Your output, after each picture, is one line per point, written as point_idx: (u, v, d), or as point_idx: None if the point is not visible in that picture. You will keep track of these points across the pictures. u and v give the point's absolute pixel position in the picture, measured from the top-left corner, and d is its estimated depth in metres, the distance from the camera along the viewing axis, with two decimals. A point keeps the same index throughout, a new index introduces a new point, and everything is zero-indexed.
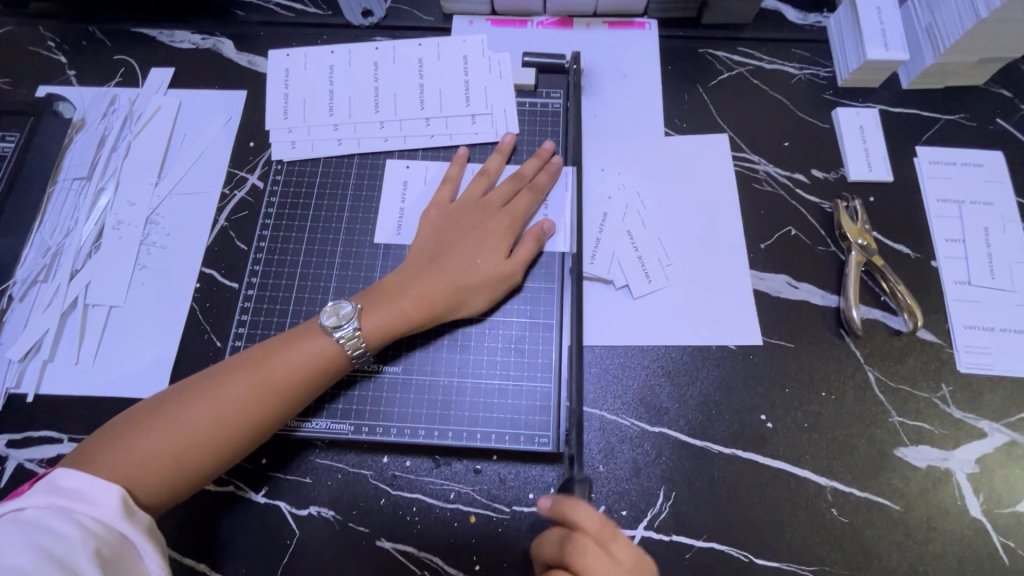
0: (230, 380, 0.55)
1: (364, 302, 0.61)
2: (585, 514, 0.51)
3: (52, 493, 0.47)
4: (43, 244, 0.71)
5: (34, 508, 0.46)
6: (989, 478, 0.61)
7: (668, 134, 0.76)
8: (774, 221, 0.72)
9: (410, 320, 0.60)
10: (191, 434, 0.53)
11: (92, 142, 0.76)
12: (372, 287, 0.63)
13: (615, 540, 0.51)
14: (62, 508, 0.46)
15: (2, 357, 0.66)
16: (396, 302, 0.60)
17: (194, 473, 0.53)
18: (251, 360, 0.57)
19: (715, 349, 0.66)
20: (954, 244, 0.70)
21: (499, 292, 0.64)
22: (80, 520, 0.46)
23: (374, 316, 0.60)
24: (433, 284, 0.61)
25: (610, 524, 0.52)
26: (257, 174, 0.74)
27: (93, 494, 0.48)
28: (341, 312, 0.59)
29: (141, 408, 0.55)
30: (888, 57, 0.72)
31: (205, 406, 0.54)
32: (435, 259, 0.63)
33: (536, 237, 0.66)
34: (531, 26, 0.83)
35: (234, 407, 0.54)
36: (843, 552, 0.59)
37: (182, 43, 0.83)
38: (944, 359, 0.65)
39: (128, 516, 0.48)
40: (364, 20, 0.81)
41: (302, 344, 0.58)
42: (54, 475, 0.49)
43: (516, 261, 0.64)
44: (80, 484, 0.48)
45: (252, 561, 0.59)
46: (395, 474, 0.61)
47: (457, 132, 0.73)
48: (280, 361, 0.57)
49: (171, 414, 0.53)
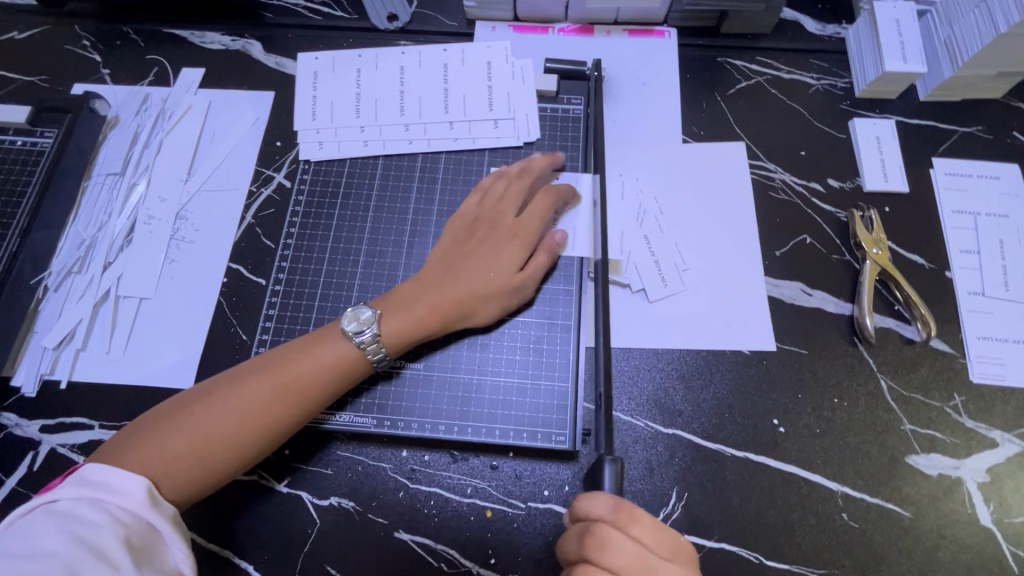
0: (252, 382, 0.57)
1: (383, 309, 0.62)
2: (597, 504, 0.50)
3: (82, 484, 0.50)
4: (78, 237, 0.74)
5: (66, 499, 0.48)
6: (999, 487, 0.61)
7: (686, 142, 0.77)
8: (790, 229, 0.73)
9: (425, 327, 0.62)
10: (215, 435, 0.55)
11: (125, 139, 0.78)
12: (391, 293, 0.64)
13: (635, 517, 0.50)
14: (92, 498, 0.49)
15: (37, 345, 0.69)
16: (412, 309, 0.62)
17: (217, 471, 0.55)
18: (273, 363, 0.58)
19: (729, 354, 0.67)
20: (968, 256, 0.70)
21: (510, 304, 0.65)
22: (110, 510, 0.48)
23: (391, 323, 0.61)
24: (447, 294, 0.63)
25: (625, 506, 0.50)
26: (284, 173, 0.76)
27: (121, 485, 0.50)
28: (362, 317, 0.61)
29: (167, 406, 0.56)
30: (907, 70, 0.73)
31: (227, 407, 0.55)
32: (453, 266, 0.65)
33: (549, 249, 0.67)
34: (552, 33, 0.84)
35: (254, 410, 0.56)
36: (852, 556, 0.60)
37: (213, 44, 0.85)
38: (957, 369, 0.66)
39: (154, 505, 0.50)
40: (390, 25, 0.84)
41: (322, 348, 0.59)
42: (85, 468, 0.51)
43: (528, 273, 0.65)
44: (109, 477, 0.51)
45: (273, 548, 0.61)
46: (414, 468, 0.63)
47: (479, 135, 0.75)
48: (300, 365, 0.58)
49: (197, 414, 0.55)
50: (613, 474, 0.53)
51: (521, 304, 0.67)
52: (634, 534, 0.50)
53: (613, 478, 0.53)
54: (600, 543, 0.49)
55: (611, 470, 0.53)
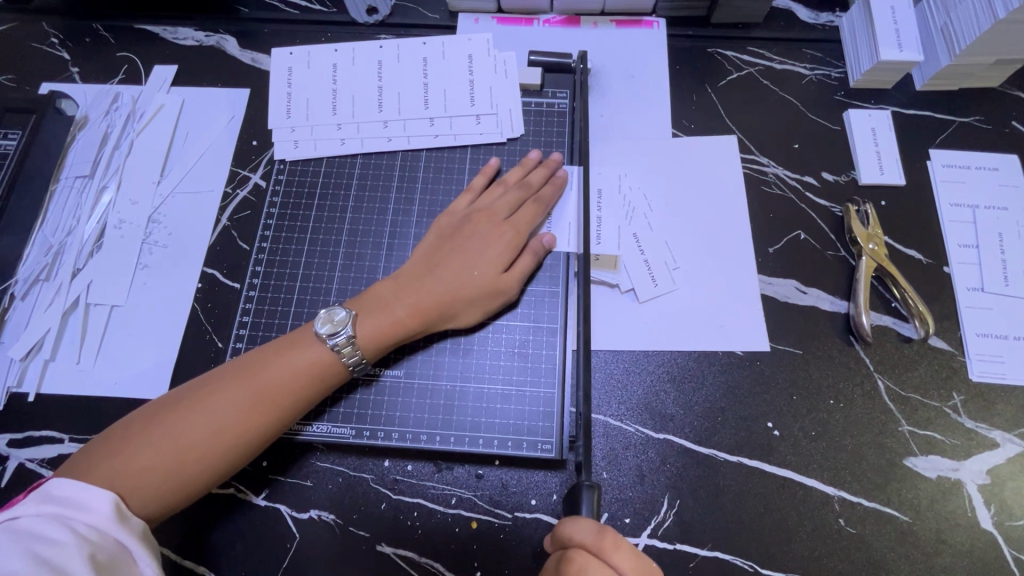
0: (224, 388, 0.54)
1: (358, 309, 0.60)
2: (579, 528, 0.48)
3: (45, 500, 0.47)
4: (46, 243, 0.71)
5: (28, 516, 0.46)
6: (1000, 489, 0.60)
7: (676, 136, 0.75)
8: (783, 224, 0.70)
9: (404, 328, 0.60)
10: (189, 444, 0.52)
11: (95, 140, 0.76)
12: (367, 292, 0.62)
13: (619, 543, 0.47)
14: (56, 515, 0.46)
15: (4, 356, 0.66)
16: (390, 310, 0.60)
17: (190, 484, 0.53)
18: (246, 368, 0.56)
19: (722, 356, 0.65)
20: (967, 250, 0.68)
21: (494, 306, 0.63)
22: (75, 526, 0.46)
23: (367, 324, 0.59)
24: (427, 293, 0.61)
25: (609, 531, 0.48)
26: (260, 174, 0.74)
27: (87, 501, 0.48)
28: (336, 319, 0.58)
29: (137, 416, 0.54)
30: (903, 58, 0.71)
31: (200, 416, 0.53)
32: (434, 265, 0.63)
33: (534, 252, 0.65)
34: (537, 25, 0.81)
35: (227, 417, 0.53)
36: (849, 563, 0.58)
37: (186, 40, 0.82)
38: (956, 368, 0.64)
39: (122, 521, 0.48)
40: (369, 18, 0.81)
41: (298, 352, 0.57)
42: (49, 484, 0.49)
43: (513, 276, 0.63)
44: (74, 492, 0.48)
45: (251, 564, 0.59)
46: (396, 478, 0.61)
47: (461, 132, 0.72)
48: (274, 370, 0.56)
49: (167, 423, 0.53)
50: (592, 501, 0.51)
51: (506, 305, 0.65)
52: (615, 561, 0.46)
53: (592, 505, 0.51)
54: (576, 569, 0.46)
55: (589, 498, 0.51)
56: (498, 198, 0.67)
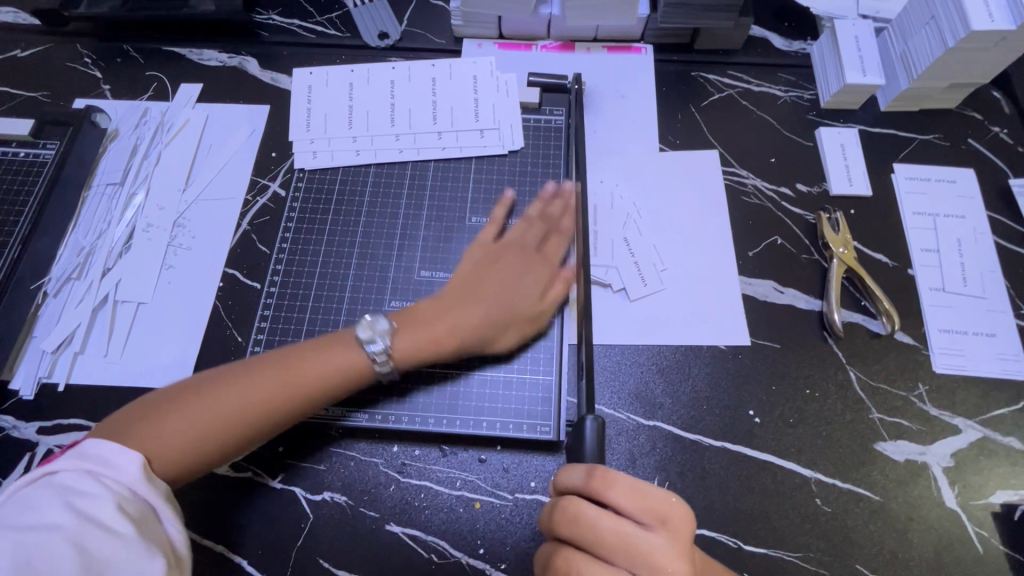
0: (261, 374, 0.59)
1: (398, 323, 0.65)
2: (569, 474, 0.53)
3: (80, 458, 0.51)
4: (78, 245, 0.76)
5: (65, 471, 0.49)
6: (963, 471, 0.65)
7: (663, 150, 0.82)
8: (762, 230, 0.77)
9: (440, 346, 0.65)
10: (220, 418, 0.57)
11: (125, 150, 0.81)
12: (410, 309, 0.67)
13: (611, 475, 0.52)
14: (89, 471, 0.50)
15: (36, 349, 0.70)
16: (429, 328, 0.65)
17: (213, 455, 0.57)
18: (284, 359, 0.61)
19: (706, 349, 0.70)
20: (929, 254, 0.75)
21: (528, 332, 0.68)
22: (107, 482, 0.49)
23: (404, 340, 0.64)
24: (466, 314, 0.66)
25: (598, 470, 0.52)
26: (279, 182, 0.79)
27: (117, 461, 0.51)
28: (377, 327, 0.64)
29: (175, 389, 0.58)
30: (866, 82, 0.79)
31: (233, 392, 0.58)
32: (473, 289, 0.68)
33: (567, 280, 0.70)
34: (536, 50, 0.89)
35: (260, 400, 0.58)
36: (826, 539, 0.62)
37: (210, 60, 0.89)
38: (920, 360, 0.70)
39: (149, 479, 0.51)
40: (381, 42, 0.88)
41: (334, 352, 0.62)
42: (85, 444, 0.53)
43: (546, 303, 0.68)
44: (107, 452, 0.52)
45: (266, 543, 0.63)
46: (404, 462, 0.65)
47: (466, 144, 0.79)
48: (312, 364, 0.61)
49: (202, 397, 0.57)
50: (595, 429, 0.56)
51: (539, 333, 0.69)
52: (608, 497, 0.50)
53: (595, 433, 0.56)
54: (572, 510, 0.51)
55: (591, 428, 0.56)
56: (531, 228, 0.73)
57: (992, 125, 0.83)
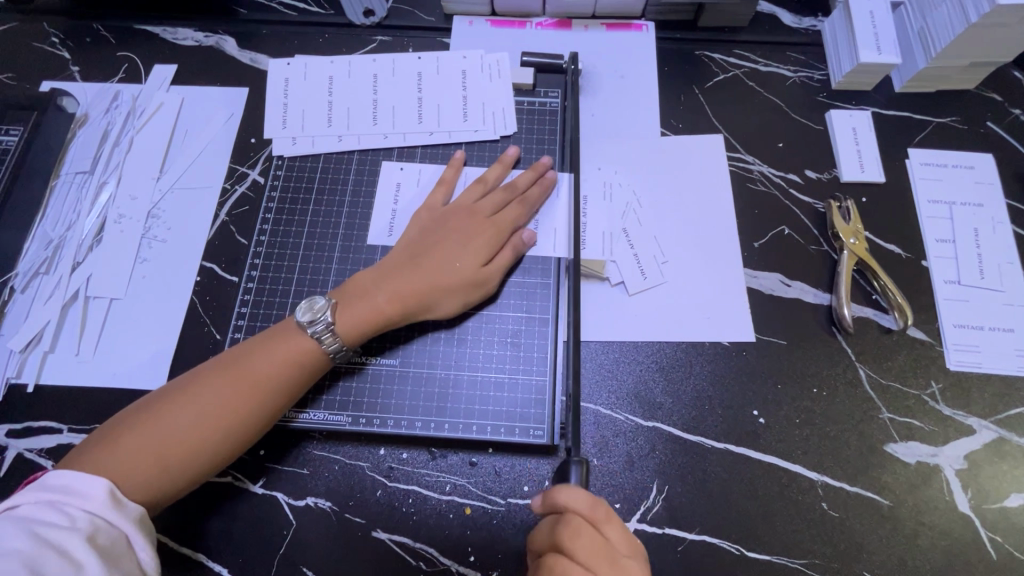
0: (211, 380, 0.56)
1: (338, 298, 0.62)
2: (539, 529, 0.53)
3: (41, 489, 0.48)
4: (46, 237, 0.72)
5: (25, 504, 0.47)
6: (978, 474, 0.62)
7: (665, 134, 0.77)
8: (768, 220, 0.73)
9: (384, 315, 0.61)
10: (192, 397, 0.55)
11: (95, 136, 0.77)
12: (347, 283, 0.63)
13: (584, 532, 0.50)
14: (52, 502, 0.47)
15: (3, 348, 0.67)
16: (370, 299, 0.61)
17: (200, 434, 0.54)
18: (230, 361, 0.57)
19: (708, 346, 0.67)
20: (944, 245, 0.71)
21: (470, 299, 0.64)
22: (71, 512, 0.46)
23: (345, 313, 0.60)
24: (404, 282, 0.62)
25: (563, 521, 0.51)
26: (258, 170, 0.75)
27: (83, 488, 0.48)
28: (316, 307, 0.60)
29: (131, 410, 0.55)
30: (882, 60, 0.74)
31: (194, 392, 0.55)
32: (424, 252, 0.64)
33: (514, 247, 0.66)
34: (530, 27, 0.84)
35: (210, 406, 0.55)
36: (832, 545, 0.59)
37: (185, 40, 0.84)
38: (934, 357, 0.66)
39: (117, 506, 0.48)
40: (365, 20, 0.83)
41: (278, 342, 0.59)
42: (45, 474, 0.49)
43: (492, 268, 0.65)
44: (69, 481, 0.49)
45: (248, 551, 0.60)
46: (391, 466, 0.62)
47: (455, 129, 0.74)
48: (258, 360, 0.57)
49: (156, 416, 0.54)
50: (581, 474, 0.53)
51: (482, 299, 0.66)
52: (571, 549, 0.49)
53: (581, 478, 0.53)
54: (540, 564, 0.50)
55: (578, 471, 0.53)
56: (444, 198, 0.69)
57: (1013, 107, 0.79)
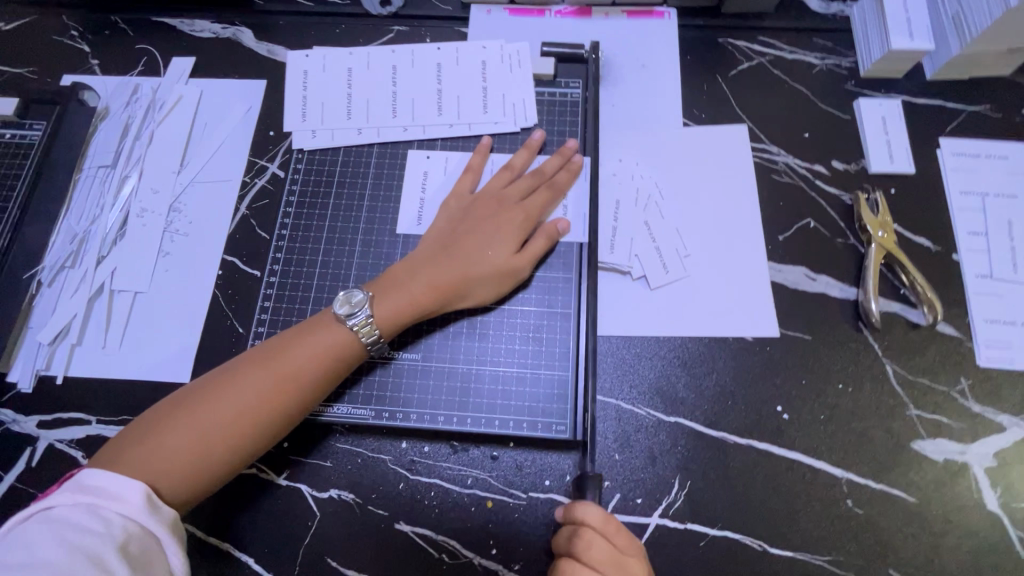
0: (246, 374, 0.56)
1: (375, 290, 0.61)
2: (555, 543, 0.55)
3: (79, 490, 0.48)
4: (70, 231, 0.73)
5: (62, 506, 0.47)
6: (1007, 472, 0.61)
7: (687, 125, 0.76)
8: (794, 212, 0.71)
9: (422, 306, 0.61)
10: (230, 391, 0.55)
11: (116, 130, 0.77)
12: (383, 274, 0.63)
13: (596, 543, 0.52)
14: (88, 505, 0.47)
15: (32, 341, 0.68)
16: (407, 290, 0.61)
17: (238, 430, 0.54)
18: (266, 354, 0.57)
19: (732, 341, 0.66)
20: (976, 238, 0.69)
21: (505, 287, 0.64)
22: (107, 516, 0.47)
23: (384, 304, 0.60)
24: (441, 273, 0.62)
25: (579, 531, 0.53)
26: (278, 163, 0.75)
27: (119, 491, 0.48)
28: (354, 300, 0.60)
29: (169, 402, 0.55)
30: (914, 47, 0.72)
31: (232, 386, 0.55)
32: (455, 240, 0.64)
33: (548, 236, 0.66)
34: (549, 16, 0.82)
35: (248, 401, 0.55)
36: (857, 542, 0.59)
37: (203, 32, 0.83)
38: (964, 353, 0.65)
39: (152, 511, 0.49)
40: (383, 10, 0.82)
41: (314, 335, 0.58)
42: (81, 474, 0.49)
43: (524, 256, 0.64)
44: (108, 481, 0.49)
45: (274, 541, 0.61)
46: (414, 459, 0.63)
47: (475, 121, 0.73)
48: (294, 354, 0.57)
49: (194, 410, 0.54)
50: (597, 487, 0.56)
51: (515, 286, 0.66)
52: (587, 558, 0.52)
53: (597, 492, 0.56)
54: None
55: (593, 486, 0.57)
56: (471, 185, 0.69)
57: None
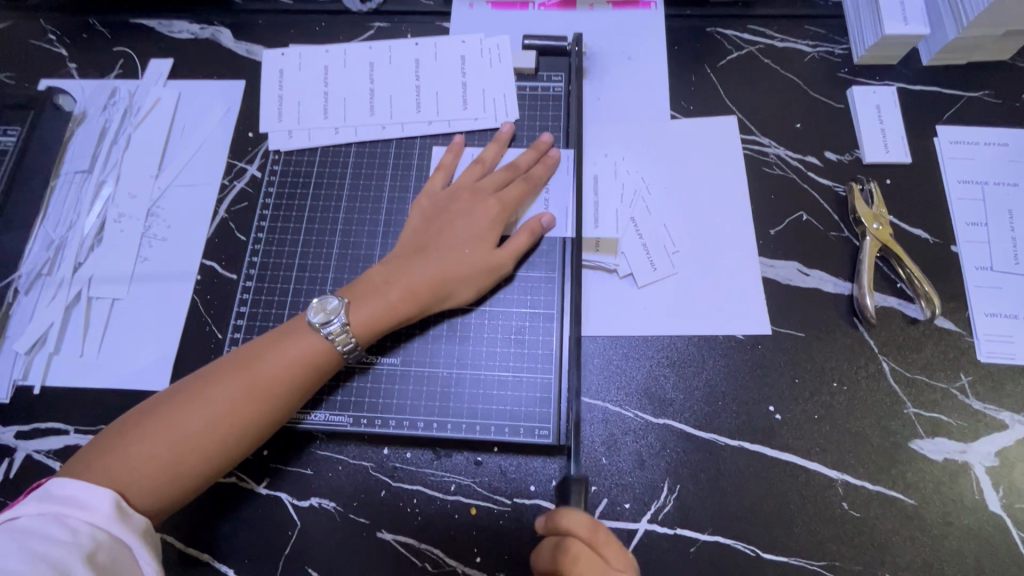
0: (218, 382, 0.54)
1: (350, 297, 0.60)
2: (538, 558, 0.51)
3: (46, 500, 0.47)
4: (47, 238, 0.72)
5: (29, 516, 0.46)
6: (1009, 471, 0.58)
7: (674, 117, 0.74)
8: (785, 205, 0.69)
9: (399, 311, 0.60)
10: (201, 398, 0.53)
11: (93, 135, 0.76)
12: (358, 281, 0.61)
13: (583, 557, 0.49)
14: (55, 514, 0.46)
15: (9, 350, 0.67)
16: (383, 295, 0.60)
17: (209, 439, 0.53)
18: (238, 360, 0.56)
19: (722, 340, 0.64)
20: (976, 228, 0.67)
21: (485, 285, 0.63)
22: (74, 525, 0.45)
23: (360, 311, 0.59)
24: (418, 276, 0.60)
25: (563, 545, 0.49)
26: (257, 165, 0.74)
27: (88, 500, 0.47)
28: (328, 307, 0.58)
29: (140, 410, 0.54)
30: (909, 31, 0.69)
31: (203, 393, 0.54)
32: (431, 240, 0.63)
33: (531, 230, 0.64)
34: (533, 8, 0.80)
35: (220, 409, 0.53)
36: (853, 546, 0.57)
37: (181, 33, 0.82)
38: (963, 348, 0.63)
39: (123, 519, 0.47)
40: (363, 6, 0.80)
41: (288, 342, 0.57)
42: (50, 483, 0.48)
43: (504, 252, 0.63)
44: (77, 491, 0.48)
45: (254, 551, 0.59)
46: (395, 466, 0.61)
47: (455, 118, 0.71)
48: (267, 361, 0.56)
49: (164, 419, 0.52)
50: (580, 494, 0.53)
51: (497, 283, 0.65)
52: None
53: (580, 498, 0.53)
54: None
55: (577, 492, 0.53)
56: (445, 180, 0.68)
57: None
